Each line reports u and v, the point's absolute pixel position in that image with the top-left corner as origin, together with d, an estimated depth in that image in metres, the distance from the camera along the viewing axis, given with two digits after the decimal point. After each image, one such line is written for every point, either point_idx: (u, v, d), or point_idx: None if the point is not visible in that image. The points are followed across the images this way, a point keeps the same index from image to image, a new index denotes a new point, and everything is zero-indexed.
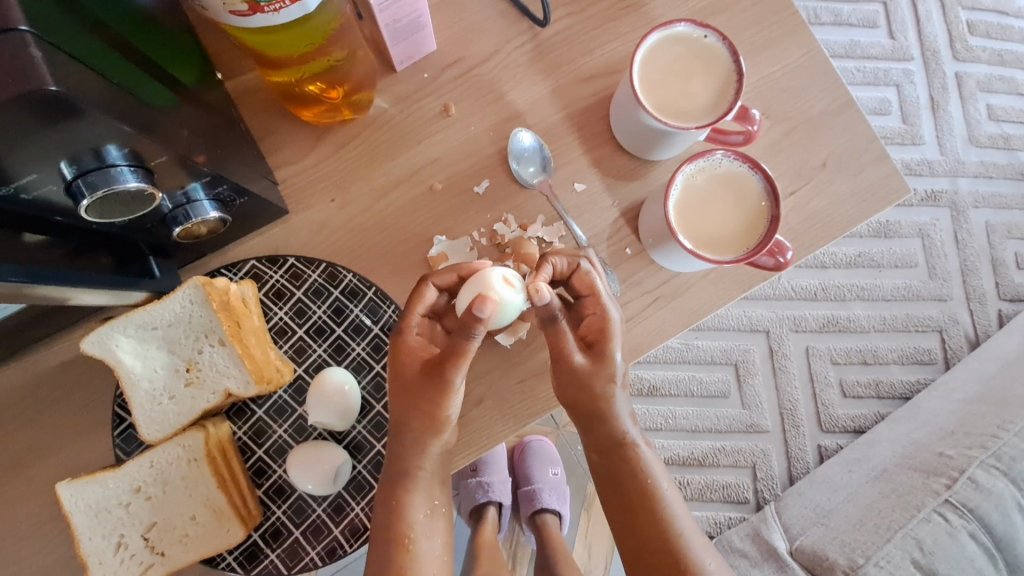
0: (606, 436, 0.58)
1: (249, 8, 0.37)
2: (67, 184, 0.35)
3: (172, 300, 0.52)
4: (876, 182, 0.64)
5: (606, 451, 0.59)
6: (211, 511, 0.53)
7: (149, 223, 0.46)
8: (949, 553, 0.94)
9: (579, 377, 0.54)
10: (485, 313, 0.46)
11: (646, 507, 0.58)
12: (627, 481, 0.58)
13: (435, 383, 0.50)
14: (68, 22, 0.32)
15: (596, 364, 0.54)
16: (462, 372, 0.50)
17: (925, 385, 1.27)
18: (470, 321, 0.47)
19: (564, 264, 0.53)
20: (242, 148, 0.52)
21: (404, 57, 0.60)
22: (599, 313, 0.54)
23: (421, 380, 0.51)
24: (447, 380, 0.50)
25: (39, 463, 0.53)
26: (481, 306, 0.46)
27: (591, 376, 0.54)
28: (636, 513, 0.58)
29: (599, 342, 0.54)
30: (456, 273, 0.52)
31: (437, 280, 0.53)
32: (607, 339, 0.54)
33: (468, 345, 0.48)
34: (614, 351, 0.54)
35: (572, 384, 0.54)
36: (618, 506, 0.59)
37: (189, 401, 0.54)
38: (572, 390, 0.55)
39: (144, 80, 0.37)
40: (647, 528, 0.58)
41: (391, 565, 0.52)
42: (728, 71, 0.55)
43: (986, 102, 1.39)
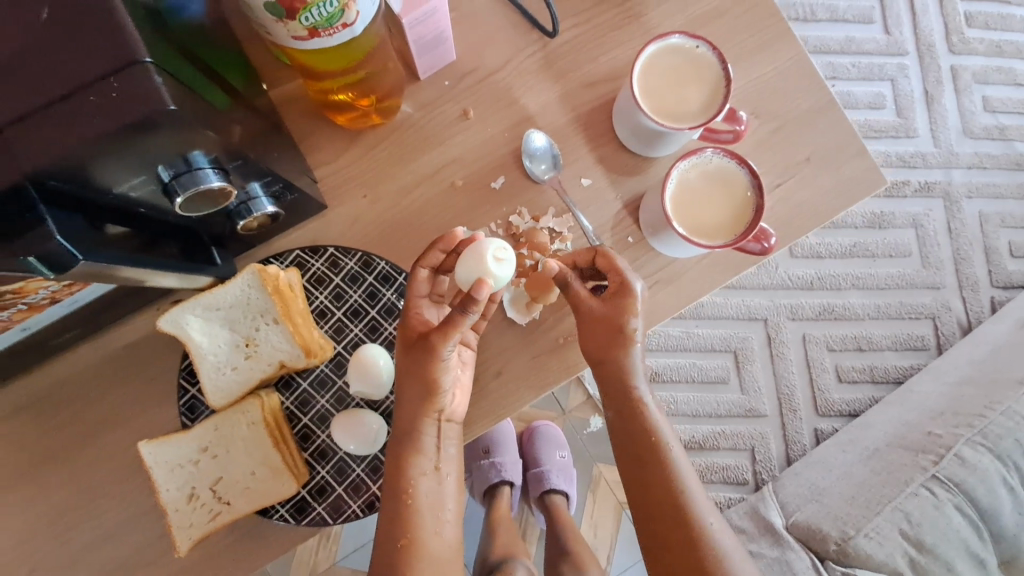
0: (619, 393, 0.63)
1: (308, 33, 0.44)
2: (163, 184, 0.43)
3: (233, 284, 0.60)
4: (860, 175, 0.71)
5: (622, 409, 0.63)
6: (268, 468, 0.61)
7: (216, 216, 0.53)
8: (934, 524, 1.01)
9: (598, 317, 0.61)
10: (479, 296, 0.52)
11: (654, 461, 0.63)
12: (639, 437, 0.63)
13: (425, 351, 0.57)
14: (169, 54, 0.39)
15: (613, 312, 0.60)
16: (448, 341, 0.56)
17: (918, 369, 1.34)
18: (468, 301, 0.53)
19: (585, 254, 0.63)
20: (287, 151, 0.60)
21: (427, 67, 0.67)
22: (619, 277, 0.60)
23: (413, 340, 0.59)
24: (435, 346, 0.56)
25: (114, 430, 0.61)
26: (479, 289, 0.52)
27: (618, 321, 0.60)
28: (643, 465, 0.63)
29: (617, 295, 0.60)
30: (440, 249, 0.59)
31: (428, 261, 0.60)
32: (626, 295, 0.60)
33: (458, 319, 0.55)
34: (631, 306, 0.60)
35: (592, 328, 0.61)
36: (627, 459, 0.64)
37: (247, 371, 0.62)
38: (597, 337, 0.61)
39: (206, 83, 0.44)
40: (654, 480, 0.63)
41: (400, 528, 0.58)
42: (717, 78, 0.62)
43: (981, 93, 1.45)
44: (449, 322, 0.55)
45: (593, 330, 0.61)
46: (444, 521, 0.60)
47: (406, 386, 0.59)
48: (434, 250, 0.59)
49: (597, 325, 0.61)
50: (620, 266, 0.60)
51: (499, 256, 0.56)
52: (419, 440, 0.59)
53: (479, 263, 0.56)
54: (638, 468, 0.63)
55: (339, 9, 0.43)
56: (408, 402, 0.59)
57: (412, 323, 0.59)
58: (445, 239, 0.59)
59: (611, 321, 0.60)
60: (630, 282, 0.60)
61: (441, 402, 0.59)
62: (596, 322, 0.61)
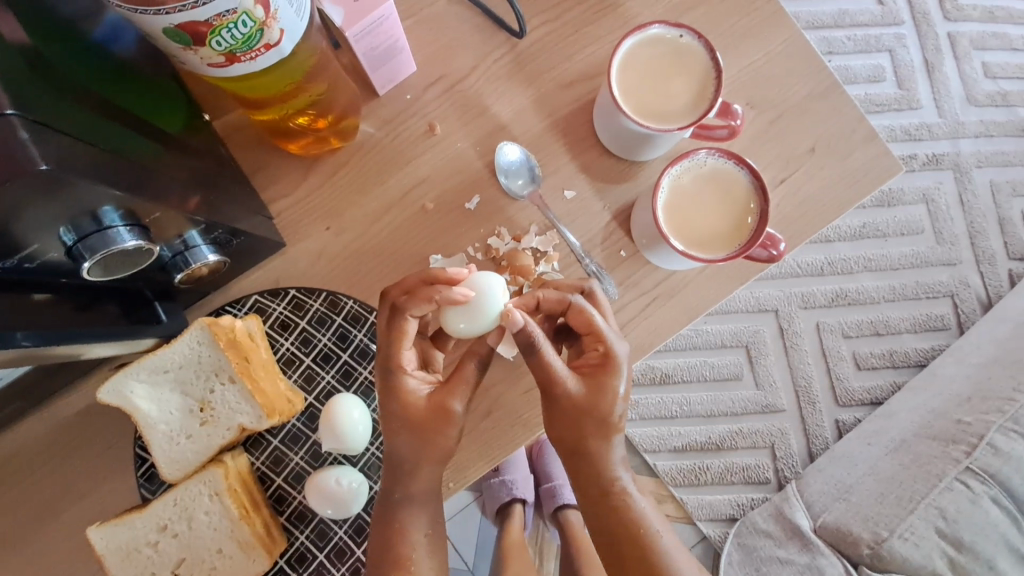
0: (594, 480, 0.55)
1: (226, 59, 0.38)
2: (67, 248, 0.37)
3: (180, 342, 0.54)
4: (868, 162, 0.64)
5: (595, 500, 0.55)
6: (237, 543, 0.55)
7: (152, 272, 0.47)
8: (972, 520, 0.95)
9: (575, 404, 0.52)
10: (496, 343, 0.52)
11: (640, 557, 0.55)
12: (620, 531, 0.55)
13: (444, 420, 0.50)
14: (42, 102, 0.33)
15: (594, 398, 0.52)
16: (463, 400, 0.51)
17: (940, 351, 1.25)
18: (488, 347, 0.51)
19: (555, 302, 0.54)
20: (234, 187, 0.54)
21: (385, 81, 0.61)
22: (601, 348, 0.53)
23: (418, 413, 0.50)
24: (457, 415, 0.51)
25: (67, 510, 0.55)
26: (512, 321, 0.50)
27: (596, 405, 0.52)
28: (627, 562, 0.55)
29: (597, 372, 0.52)
30: (434, 300, 0.51)
31: (414, 311, 0.51)
32: (608, 369, 0.52)
33: (469, 370, 0.51)
34: (614, 384, 0.52)
35: (567, 416, 0.52)
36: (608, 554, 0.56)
37: (205, 439, 0.56)
38: (573, 423, 0.52)
39: (118, 132, 0.38)
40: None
41: None
42: (707, 69, 0.56)
43: (981, 60, 1.37)
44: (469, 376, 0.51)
45: (565, 417, 0.52)
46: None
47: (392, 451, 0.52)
48: (427, 299, 0.51)
49: (571, 415, 0.52)
50: (598, 325, 0.53)
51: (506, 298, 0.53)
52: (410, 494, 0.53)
53: (487, 314, 0.51)
54: (622, 567, 0.55)
55: (256, 29, 0.37)
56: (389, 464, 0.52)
57: (416, 391, 0.51)
58: (438, 294, 0.50)
59: (588, 410, 0.52)
60: (615, 351, 0.52)
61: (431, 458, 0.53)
62: (570, 409, 0.52)
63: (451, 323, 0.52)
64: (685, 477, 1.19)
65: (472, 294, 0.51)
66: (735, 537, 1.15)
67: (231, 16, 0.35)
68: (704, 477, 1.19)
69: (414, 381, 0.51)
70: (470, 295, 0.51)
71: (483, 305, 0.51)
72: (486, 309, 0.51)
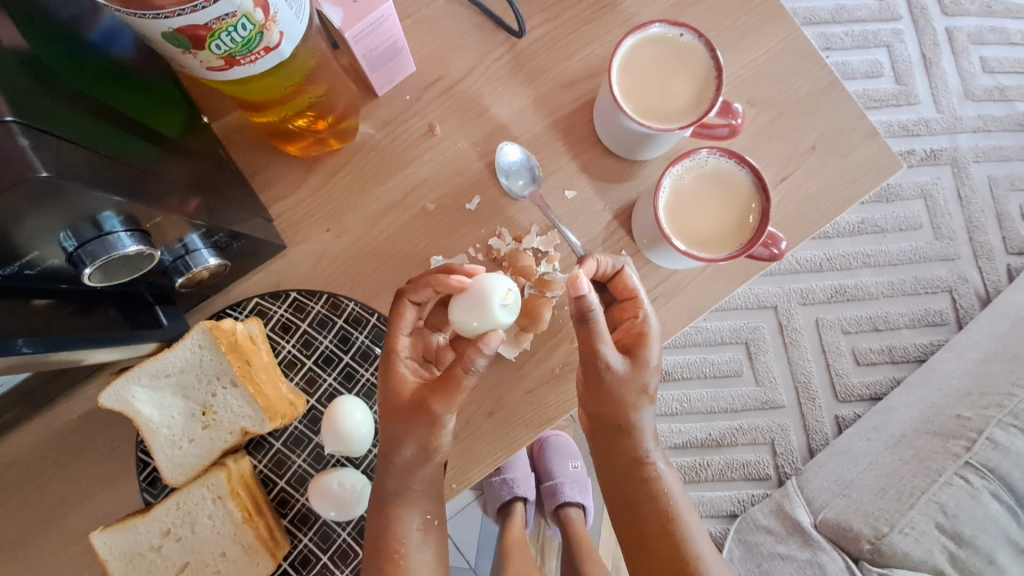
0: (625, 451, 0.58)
1: (225, 63, 0.38)
2: (67, 254, 0.37)
3: (181, 346, 0.54)
4: (869, 160, 0.64)
5: (625, 471, 0.58)
6: (240, 546, 0.56)
7: (153, 276, 0.47)
8: (972, 514, 0.96)
9: (617, 380, 0.54)
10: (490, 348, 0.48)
11: (658, 524, 0.59)
12: (644, 500, 0.59)
13: (425, 416, 0.51)
14: (37, 107, 0.33)
15: (633, 371, 0.54)
16: (450, 403, 0.50)
17: (939, 346, 1.25)
18: (473, 354, 0.48)
19: (607, 267, 0.56)
20: (235, 190, 0.53)
21: (385, 82, 0.60)
22: (640, 317, 0.55)
23: (403, 405, 0.52)
24: (436, 415, 0.51)
25: (68, 515, 0.54)
26: (488, 340, 0.48)
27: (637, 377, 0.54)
28: (648, 529, 0.59)
29: (636, 347, 0.54)
30: (433, 288, 0.53)
31: (414, 296, 0.54)
32: (647, 343, 0.54)
33: (461, 375, 0.49)
34: (651, 357, 0.54)
35: (608, 391, 0.54)
36: (631, 522, 0.59)
37: (207, 443, 0.56)
38: (608, 398, 0.54)
39: (116, 137, 0.38)
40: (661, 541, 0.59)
41: None
42: (707, 68, 0.56)
43: (979, 55, 1.37)
44: (451, 381, 0.50)
45: (605, 392, 0.54)
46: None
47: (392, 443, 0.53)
48: (426, 287, 0.53)
49: (612, 388, 0.54)
50: (637, 293, 0.55)
51: (504, 301, 0.51)
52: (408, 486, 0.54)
53: (481, 310, 0.50)
54: (643, 533, 0.59)
55: (256, 32, 0.37)
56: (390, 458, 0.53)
57: (404, 380, 0.53)
58: (440, 279, 0.53)
59: (629, 384, 0.54)
60: (651, 323, 0.54)
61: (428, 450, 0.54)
62: (611, 384, 0.54)
63: (456, 317, 0.52)
64: (687, 473, 1.19)
65: (470, 286, 0.52)
66: (735, 533, 1.15)
67: (230, 19, 0.35)
68: (705, 473, 1.19)
69: (406, 370, 0.53)
70: (467, 283, 0.52)
71: (479, 298, 0.51)
72: (482, 304, 0.50)
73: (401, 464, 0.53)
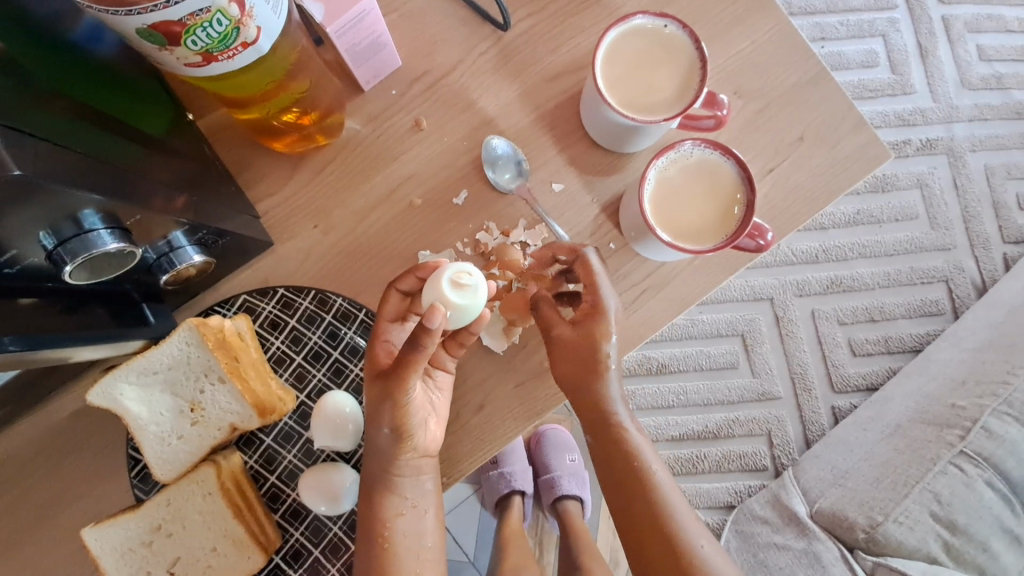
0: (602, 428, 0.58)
1: (203, 59, 0.38)
2: (48, 252, 0.37)
3: (167, 344, 0.54)
4: (858, 150, 0.64)
5: (604, 446, 0.59)
6: (231, 541, 0.56)
7: (138, 273, 0.47)
8: (965, 502, 0.97)
9: (570, 343, 0.55)
10: (433, 325, 0.46)
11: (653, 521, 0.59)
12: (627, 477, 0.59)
13: (387, 390, 0.51)
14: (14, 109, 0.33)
15: (584, 337, 0.55)
16: (405, 381, 0.50)
17: (935, 336, 1.25)
18: (420, 334, 0.47)
19: (566, 254, 0.57)
20: (221, 187, 0.53)
21: (370, 76, 0.60)
22: (592, 298, 0.55)
23: (374, 380, 0.53)
24: (391, 389, 0.51)
25: (59, 513, 0.55)
26: (431, 317, 0.46)
27: (586, 343, 0.55)
28: (631, 503, 0.59)
29: (588, 318, 0.55)
30: (415, 276, 0.54)
31: (401, 285, 0.55)
32: (599, 315, 0.54)
33: (411, 354, 0.48)
34: (604, 328, 0.55)
35: (564, 356, 0.56)
36: (614, 495, 0.60)
37: (197, 439, 0.57)
38: (564, 363, 0.56)
39: (94, 135, 0.38)
40: (642, 513, 0.59)
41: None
42: (692, 59, 0.55)
43: (975, 43, 1.36)
44: (403, 358, 0.49)
45: (562, 354, 0.56)
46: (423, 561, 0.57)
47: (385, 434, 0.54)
48: (409, 276, 0.54)
49: (565, 351, 0.55)
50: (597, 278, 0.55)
51: (459, 281, 0.50)
52: (398, 478, 0.55)
53: (438, 289, 0.50)
54: (628, 506, 0.59)
55: (232, 28, 0.37)
56: (382, 447, 0.54)
57: (381, 355, 0.54)
58: (422, 263, 0.54)
59: (582, 349, 0.55)
60: (605, 299, 0.54)
61: (414, 440, 0.54)
62: (563, 346, 0.55)
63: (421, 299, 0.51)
64: (683, 465, 1.19)
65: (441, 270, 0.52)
66: (732, 524, 1.16)
67: (205, 14, 0.35)
68: (701, 465, 1.20)
69: (384, 347, 0.54)
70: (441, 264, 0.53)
71: (440, 278, 0.50)
72: (437, 282, 0.50)
73: (392, 455, 0.54)
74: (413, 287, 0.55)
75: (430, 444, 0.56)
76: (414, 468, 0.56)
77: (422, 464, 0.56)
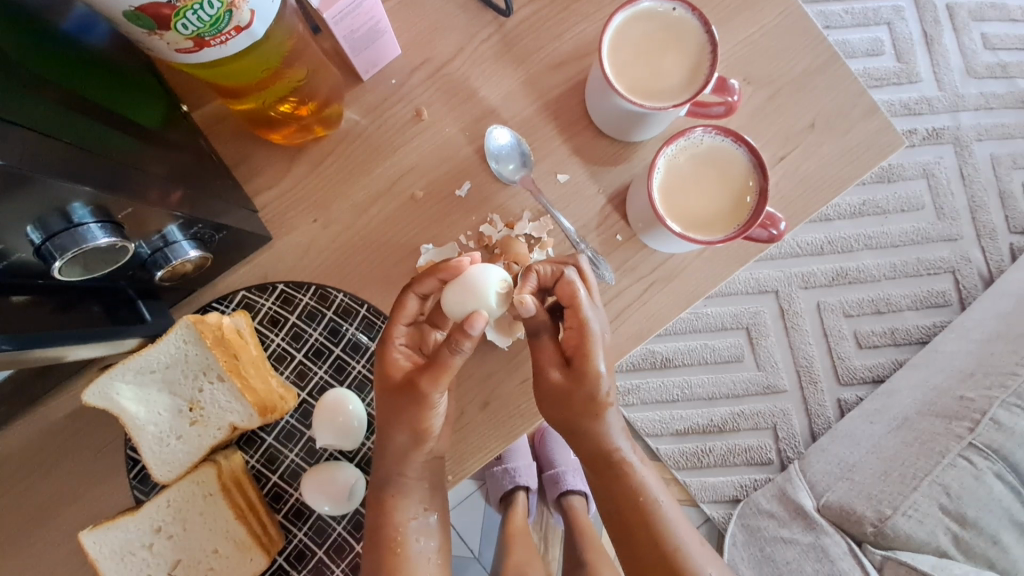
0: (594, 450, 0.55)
1: (195, 44, 0.36)
2: (36, 247, 0.35)
3: (165, 342, 0.52)
4: (869, 138, 0.62)
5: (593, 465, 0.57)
6: (233, 543, 0.55)
7: (132, 269, 0.46)
8: (975, 495, 0.96)
9: (558, 391, 0.52)
10: (473, 330, 0.47)
11: (649, 532, 0.58)
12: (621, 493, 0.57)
13: (407, 395, 0.51)
14: (4, 98, 0.31)
15: (575, 383, 0.52)
16: (439, 387, 0.50)
17: (942, 327, 1.24)
18: (458, 337, 0.47)
19: (548, 276, 0.53)
20: (217, 179, 0.52)
21: (369, 65, 0.58)
22: (578, 325, 0.51)
23: (395, 384, 0.52)
24: (424, 395, 0.50)
25: (59, 514, 0.54)
26: (473, 322, 0.47)
27: (576, 387, 0.52)
28: (625, 516, 0.58)
29: (578, 354, 0.51)
30: (438, 277, 0.52)
31: (419, 288, 0.53)
32: (586, 353, 0.51)
33: (450, 357, 0.48)
34: (594, 366, 0.51)
35: (552, 399, 0.52)
36: (608, 510, 0.59)
37: (196, 439, 0.56)
38: (555, 407, 0.53)
39: (87, 125, 0.37)
40: (636, 525, 0.58)
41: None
42: (701, 44, 0.54)
43: (980, 31, 1.34)
44: (437, 363, 0.49)
45: (547, 400, 0.53)
46: (427, 562, 0.56)
47: (387, 433, 0.53)
48: (430, 277, 0.52)
49: (554, 397, 0.52)
50: (578, 299, 0.51)
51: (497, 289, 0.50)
52: (402, 478, 0.54)
53: (473, 295, 0.50)
54: (621, 520, 0.58)
55: (224, 11, 0.35)
56: (386, 446, 0.53)
57: (397, 362, 0.52)
58: (444, 265, 0.52)
59: (571, 395, 0.52)
60: (590, 328, 0.51)
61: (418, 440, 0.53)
62: (552, 392, 0.52)
63: (451, 305, 0.50)
64: (687, 460, 1.18)
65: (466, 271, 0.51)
66: (738, 518, 1.15)
67: None
68: (707, 460, 1.18)
69: (399, 354, 0.53)
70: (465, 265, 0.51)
71: (473, 284, 0.50)
72: (474, 289, 0.50)
73: (396, 455, 0.53)
74: (431, 290, 0.53)
75: (433, 444, 0.55)
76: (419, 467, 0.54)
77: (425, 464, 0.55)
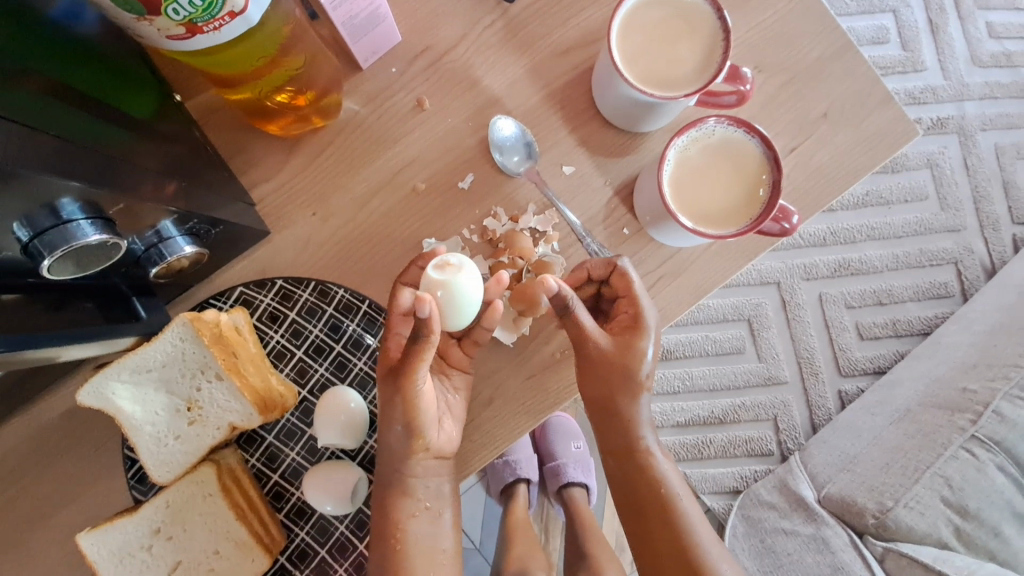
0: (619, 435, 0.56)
1: (187, 31, 0.35)
2: (24, 245, 0.34)
3: (161, 340, 0.51)
4: (882, 128, 0.61)
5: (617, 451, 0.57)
6: (233, 543, 0.55)
7: (126, 265, 0.44)
8: (976, 486, 0.96)
9: (604, 356, 0.53)
10: (424, 314, 0.42)
11: (662, 524, 0.56)
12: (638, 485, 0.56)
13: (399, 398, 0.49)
14: None
15: (621, 354, 0.53)
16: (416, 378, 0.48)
17: (944, 318, 1.23)
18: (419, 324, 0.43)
19: (601, 267, 0.54)
20: (213, 173, 0.50)
21: (369, 53, 0.56)
22: (632, 310, 0.53)
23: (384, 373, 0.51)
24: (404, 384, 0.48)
25: (56, 514, 0.53)
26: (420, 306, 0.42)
27: (625, 361, 0.53)
28: (641, 502, 0.57)
29: (628, 333, 0.53)
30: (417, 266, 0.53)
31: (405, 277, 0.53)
32: (638, 331, 0.53)
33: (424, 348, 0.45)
34: (643, 345, 0.53)
35: (597, 371, 0.53)
36: (627, 497, 0.58)
37: (195, 439, 0.55)
38: (597, 379, 0.54)
39: (74, 115, 0.35)
40: (653, 514, 0.56)
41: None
42: (713, 31, 0.52)
43: (985, 19, 1.31)
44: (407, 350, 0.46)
45: (593, 375, 0.53)
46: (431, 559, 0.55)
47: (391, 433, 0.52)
48: (414, 266, 0.53)
49: (603, 369, 0.53)
50: (635, 288, 0.53)
51: (443, 266, 0.48)
52: (404, 477, 0.53)
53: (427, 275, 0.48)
54: (639, 506, 0.57)
55: None
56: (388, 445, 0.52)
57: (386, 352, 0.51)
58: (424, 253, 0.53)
59: (619, 366, 0.53)
60: (646, 316, 0.53)
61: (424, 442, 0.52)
62: (602, 366, 0.53)
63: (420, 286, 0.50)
64: (688, 451, 1.17)
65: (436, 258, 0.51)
66: (738, 509, 1.14)
67: None
68: (707, 451, 1.18)
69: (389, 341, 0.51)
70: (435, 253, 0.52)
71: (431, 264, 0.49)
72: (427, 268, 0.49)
73: (401, 455, 0.52)
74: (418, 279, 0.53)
75: (439, 444, 0.54)
76: (424, 464, 0.54)
77: (429, 463, 0.54)
